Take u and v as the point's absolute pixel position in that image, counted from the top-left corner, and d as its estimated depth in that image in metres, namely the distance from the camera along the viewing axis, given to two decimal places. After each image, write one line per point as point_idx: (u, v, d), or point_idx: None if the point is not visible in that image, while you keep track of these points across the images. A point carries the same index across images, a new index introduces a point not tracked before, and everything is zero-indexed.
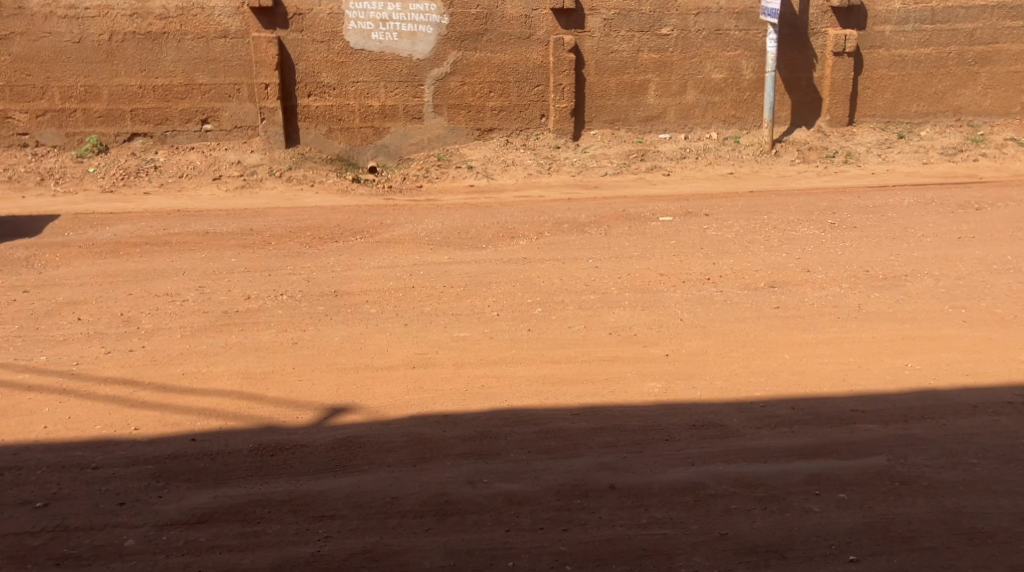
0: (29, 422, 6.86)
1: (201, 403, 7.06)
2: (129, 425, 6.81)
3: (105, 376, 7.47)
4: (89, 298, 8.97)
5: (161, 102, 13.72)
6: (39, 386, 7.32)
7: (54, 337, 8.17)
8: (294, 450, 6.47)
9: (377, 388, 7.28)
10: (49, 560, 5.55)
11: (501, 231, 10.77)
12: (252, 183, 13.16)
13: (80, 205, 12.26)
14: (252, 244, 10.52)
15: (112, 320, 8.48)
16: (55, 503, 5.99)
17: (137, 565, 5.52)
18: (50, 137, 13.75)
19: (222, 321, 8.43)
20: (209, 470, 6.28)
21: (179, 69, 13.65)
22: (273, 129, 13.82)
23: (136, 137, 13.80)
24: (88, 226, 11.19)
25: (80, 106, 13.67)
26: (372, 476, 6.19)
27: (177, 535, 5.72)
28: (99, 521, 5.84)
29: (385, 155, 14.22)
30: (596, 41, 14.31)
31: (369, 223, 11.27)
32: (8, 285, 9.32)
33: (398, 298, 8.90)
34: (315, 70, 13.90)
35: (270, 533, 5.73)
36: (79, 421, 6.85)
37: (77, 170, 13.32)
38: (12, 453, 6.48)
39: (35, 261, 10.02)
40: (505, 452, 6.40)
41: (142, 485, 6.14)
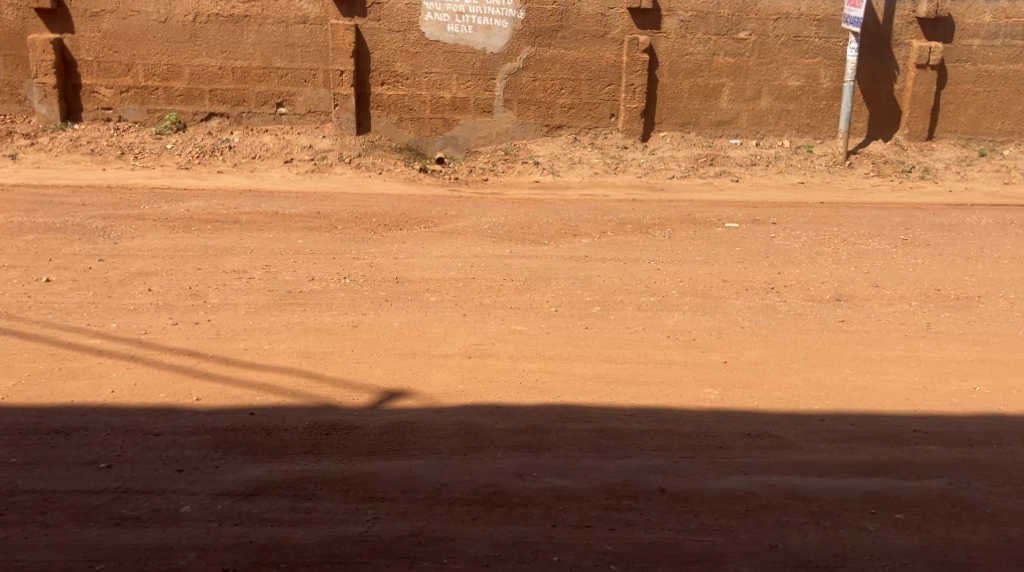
0: (98, 385, 6.96)
1: (262, 379, 7.11)
2: (192, 395, 6.87)
3: (172, 346, 7.55)
4: (160, 270, 9.07)
5: (239, 83, 13.88)
6: (109, 351, 7.43)
7: (124, 305, 8.28)
8: (348, 430, 6.49)
9: (433, 376, 7.30)
10: (110, 520, 5.62)
11: (563, 228, 10.72)
12: (321, 167, 13.24)
13: (157, 179, 12.45)
14: (319, 228, 10.58)
15: (181, 293, 8.57)
16: (117, 465, 6.05)
17: (190, 531, 5.56)
18: (131, 113, 13.98)
19: (286, 299, 8.50)
20: (266, 445, 6.31)
21: (258, 52, 13.78)
22: (345, 115, 13.89)
23: (213, 117, 13.98)
24: (163, 200, 11.34)
25: (162, 84, 13.87)
26: (422, 461, 6.19)
27: (231, 505, 5.75)
28: (158, 486, 5.89)
29: (453, 147, 14.25)
30: (671, 42, 14.17)
31: (433, 213, 11.33)
32: (82, 253, 9.47)
33: (457, 289, 8.95)
34: (391, 59, 13.94)
35: (321, 510, 5.75)
36: (144, 388, 6.93)
37: (155, 146, 13.52)
38: (78, 414, 6.57)
39: (111, 230, 10.17)
40: (556, 448, 6.37)
41: (200, 455, 6.18)
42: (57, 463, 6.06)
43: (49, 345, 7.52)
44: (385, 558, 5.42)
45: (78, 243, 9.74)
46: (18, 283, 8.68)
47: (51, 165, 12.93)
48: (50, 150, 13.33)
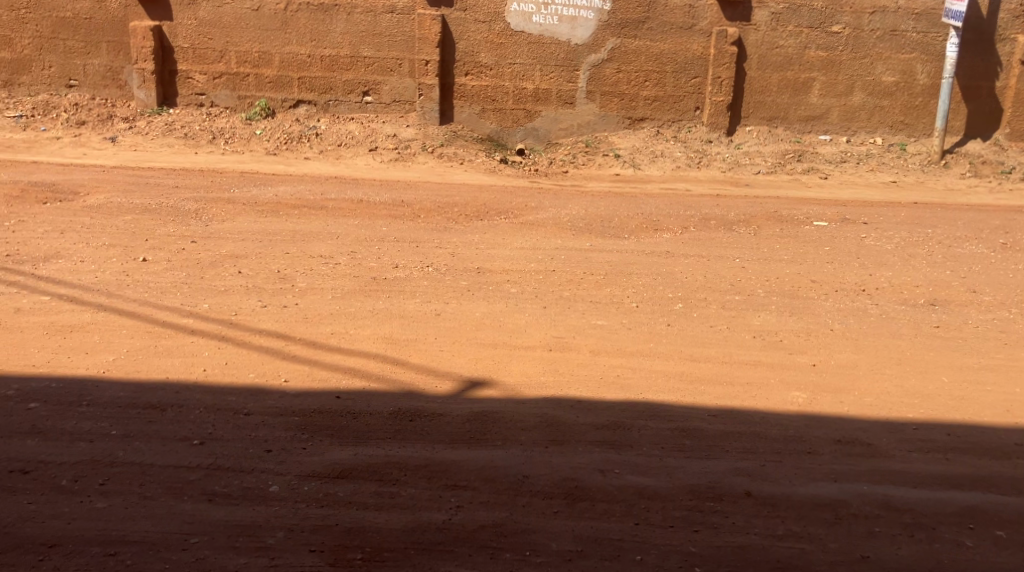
0: (192, 363, 7.03)
1: (348, 363, 7.14)
2: (280, 376, 6.91)
3: (262, 329, 7.59)
4: (250, 253, 9.13)
5: (327, 72, 13.93)
6: (201, 331, 7.49)
7: (216, 286, 8.34)
8: (433, 417, 6.47)
9: (515, 366, 7.28)
10: (203, 495, 5.69)
11: (645, 223, 10.57)
12: (405, 156, 13.22)
13: (247, 164, 12.57)
14: (401, 217, 10.67)
15: (269, 277, 8.60)
16: (210, 442, 6.11)
17: (279, 511, 5.60)
18: (223, 99, 14.13)
19: (372, 286, 8.55)
20: (351, 427, 6.33)
21: (346, 41, 13.82)
22: (428, 104, 13.86)
23: (301, 104, 14.07)
24: (253, 184, 11.46)
25: (253, 71, 13.98)
26: (506, 452, 6.16)
27: (318, 487, 5.78)
28: (247, 464, 5.94)
29: (534, 139, 14.15)
30: (761, 35, 13.94)
31: (513, 204, 11.30)
32: (176, 234, 9.57)
33: (538, 281, 8.92)
34: (475, 49, 13.88)
35: (405, 495, 5.75)
36: (235, 367, 6.99)
37: (246, 131, 13.60)
38: (172, 391, 6.64)
39: (203, 213, 10.23)
40: (639, 445, 6.27)
41: (289, 435, 6.22)
42: (152, 437, 6.14)
43: (146, 323, 7.59)
44: (468, 547, 5.41)
45: (173, 224, 9.84)
46: (116, 262, 8.80)
47: (146, 148, 13.11)
48: (146, 133, 13.52)
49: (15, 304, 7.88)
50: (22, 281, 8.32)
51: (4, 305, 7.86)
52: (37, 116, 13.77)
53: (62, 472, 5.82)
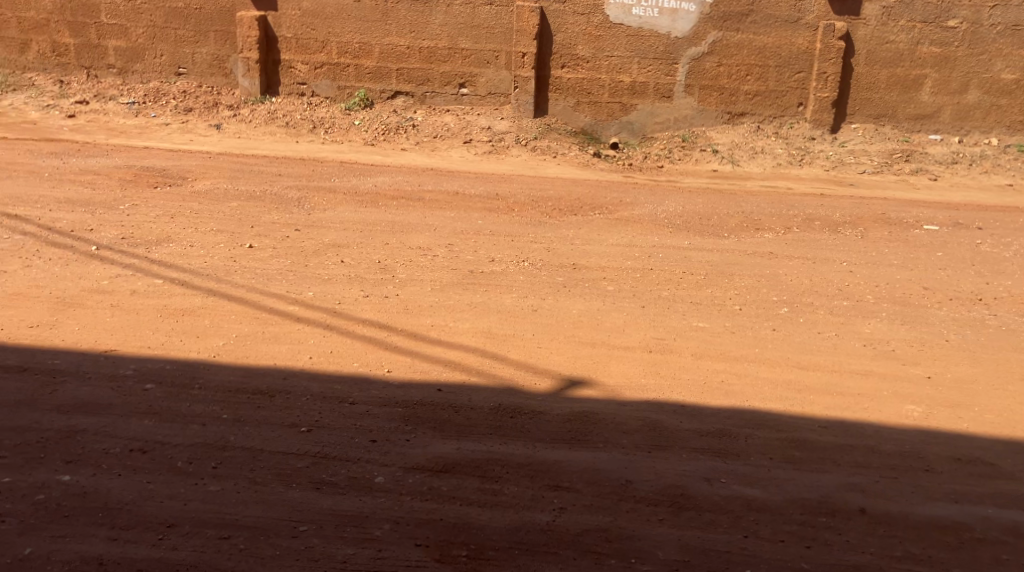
0: (298, 350, 7.44)
1: (447, 355, 7.48)
2: (383, 366, 7.28)
3: (364, 318, 8.01)
4: (351, 243, 9.56)
5: (424, 64, 13.94)
6: (306, 319, 7.93)
7: (320, 275, 8.79)
8: (533, 415, 6.73)
9: (615, 367, 7.37)
10: (310, 483, 6.00)
11: (745, 222, 10.30)
12: (499, 149, 13.16)
13: (345, 154, 12.72)
14: (496, 210, 10.71)
15: (370, 267, 9.04)
16: (317, 430, 6.46)
17: (385, 502, 5.89)
18: (323, 89, 14.27)
19: (469, 279, 8.85)
20: (453, 422, 6.63)
21: (445, 33, 13.79)
22: (524, 97, 13.78)
23: (399, 96, 14.13)
24: (352, 174, 11.76)
25: (353, 62, 14.07)
26: (607, 455, 6.35)
27: (422, 480, 6.08)
28: (354, 454, 6.26)
29: (628, 132, 13.90)
30: (871, 29, 13.48)
31: (609, 200, 11.12)
32: (280, 222, 10.03)
33: (636, 280, 8.85)
34: (572, 42, 13.71)
35: (507, 493, 6.02)
36: (340, 356, 7.39)
37: (344, 122, 13.74)
38: (281, 377, 7.03)
39: (306, 202, 10.68)
40: (746, 455, 6.33)
41: (392, 426, 6.55)
42: (262, 423, 6.50)
43: (253, 308, 8.06)
44: (572, 550, 5.62)
45: (276, 212, 10.29)
46: (224, 248, 9.28)
47: (250, 136, 13.39)
48: (250, 121, 13.79)
49: (130, 286, 8.37)
50: (138, 262, 8.84)
51: (118, 288, 8.33)
52: (149, 102, 14.16)
53: (178, 453, 6.17)
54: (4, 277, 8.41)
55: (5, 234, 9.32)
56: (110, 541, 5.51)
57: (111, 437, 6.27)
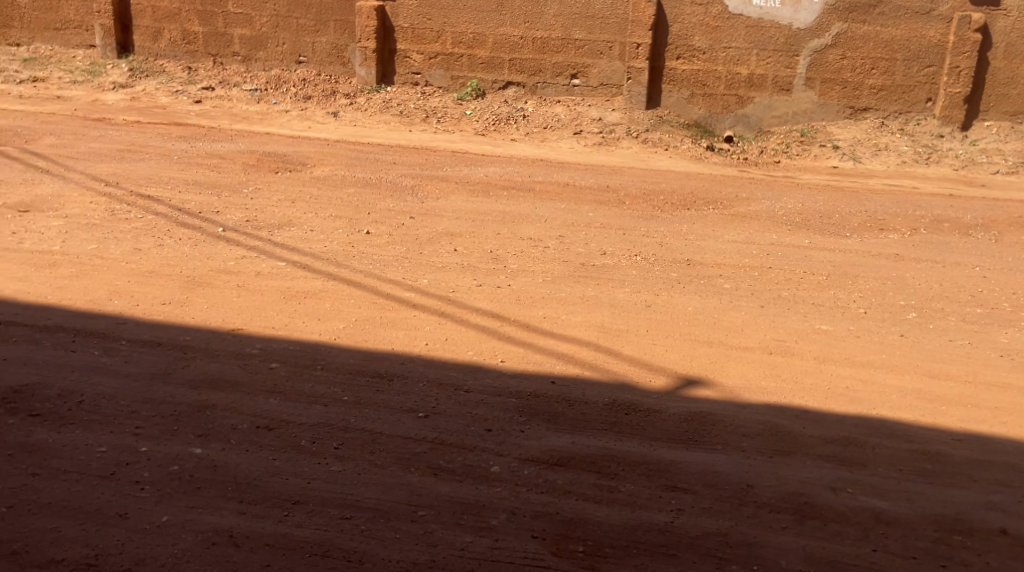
0: (413, 336, 7.40)
1: (561, 347, 7.31)
2: (497, 356, 7.17)
3: (476, 307, 7.89)
4: (464, 232, 9.46)
5: (537, 54, 13.83)
6: (421, 305, 7.87)
7: (433, 263, 8.71)
8: (649, 412, 6.54)
9: (732, 368, 7.12)
10: (428, 469, 5.98)
11: (868, 221, 9.94)
12: (609, 141, 12.94)
13: (457, 143, 12.62)
14: (607, 202, 10.50)
15: (482, 257, 8.90)
16: (433, 416, 6.43)
17: (500, 492, 5.82)
18: (436, 79, 14.30)
19: (581, 272, 8.64)
20: (566, 415, 6.49)
21: (559, 23, 13.65)
22: (637, 88, 13.52)
23: (510, 86, 14.06)
24: (463, 164, 11.65)
25: (467, 52, 14.07)
26: (727, 457, 6.14)
27: (537, 472, 5.98)
28: (470, 442, 6.21)
29: (744, 125, 13.56)
30: (1011, 21, 12.87)
31: (724, 194, 10.83)
32: (394, 209, 9.98)
33: (754, 278, 8.58)
34: (689, 33, 13.42)
35: (623, 491, 5.86)
36: (454, 343, 7.31)
37: (456, 111, 13.75)
38: (397, 361, 7.03)
39: (419, 190, 10.61)
40: (873, 465, 6.08)
41: (506, 417, 6.46)
42: (381, 406, 6.50)
43: (370, 293, 8.05)
44: (692, 553, 5.44)
45: (390, 200, 10.25)
46: (342, 233, 9.28)
47: (365, 124, 13.37)
48: (365, 109, 13.84)
49: (256, 268, 8.47)
50: (260, 246, 8.92)
51: (244, 269, 8.44)
52: (270, 89, 14.29)
53: (302, 432, 6.23)
54: (139, 255, 8.62)
55: (138, 214, 9.53)
56: (240, 515, 5.57)
57: (238, 413, 6.37)
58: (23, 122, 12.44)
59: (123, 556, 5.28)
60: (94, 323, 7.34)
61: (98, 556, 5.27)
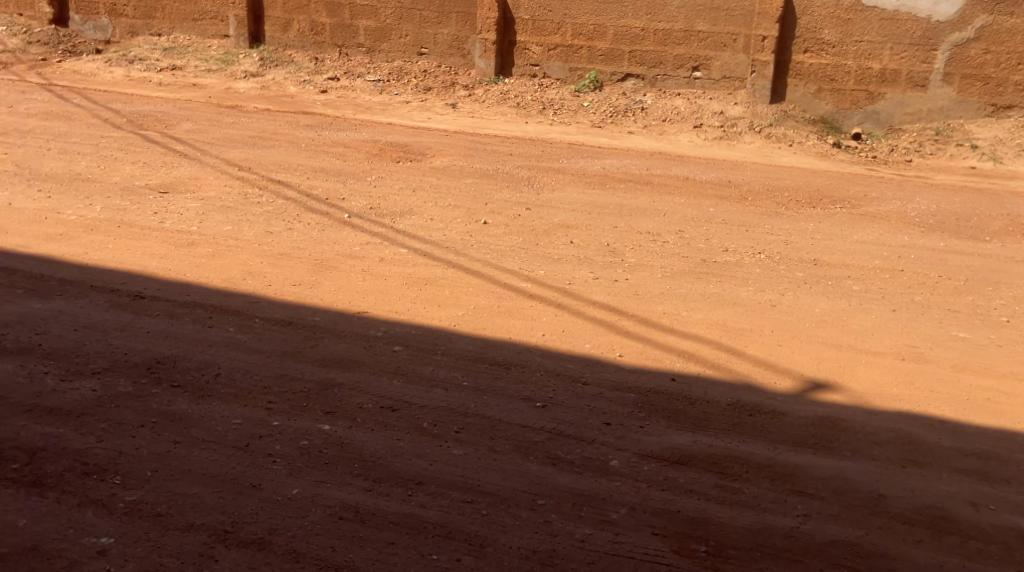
0: (531, 326, 7.28)
1: (681, 344, 7.12)
2: (615, 350, 7.01)
3: (594, 300, 7.74)
4: (581, 224, 9.31)
5: (659, 46, 13.61)
6: (538, 296, 7.75)
7: (550, 254, 8.58)
8: (774, 415, 6.31)
9: (862, 373, 6.85)
10: (547, 458, 5.86)
11: (1007, 226, 9.55)
12: (731, 135, 12.66)
13: (573, 135, 12.47)
14: (728, 198, 10.23)
15: (600, 250, 8.74)
16: (551, 407, 6.31)
17: (619, 487, 5.66)
18: (555, 70, 14.21)
19: (700, 268, 8.41)
20: (688, 413, 6.31)
21: (682, 15, 13.40)
22: (761, 82, 13.20)
23: (629, 78, 13.88)
24: (581, 156, 11.48)
25: (586, 44, 13.94)
26: (857, 464, 5.88)
27: (658, 469, 5.81)
28: (589, 435, 6.07)
29: (873, 122, 13.08)
30: None
31: (852, 193, 10.50)
32: (512, 200, 9.87)
33: (886, 280, 8.27)
34: (818, 25, 13.01)
35: (747, 493, 5.65)
36: (572, 336, 7.17)
37: (574, 103, 13.60)
38: (516, 350, 6.93)
39: (535, 181, 10.49)
40: (1016, 482, 5.77)
41: (626, 411, 6.30)
42: (500, 394, 6.42)
43: (488, 282, 7.96)
44: (820, 562, 5.22)
45: (508, 190, 10.15)
46: (460, 222, 9.21)
47: (483, 115, 13.28)
48: (484, 100, 13.78)
49: (379, 253, 8.46)
50: (382, 232, 8.90)
51: (368, 254, 8.44)
52: (392, 80, 14.37)
53: (424, 414, 6.19)
54: (271, 237, 8.69)
55: (269, 198, 9.62)
56: (365, 492, 5.54)
57: (364, 392, 6.38)
58: (160, 109, 12.75)
59: (257, 525, 5.29)
60: (229, 302, 7.44)
61: (233, 523, 5.30)
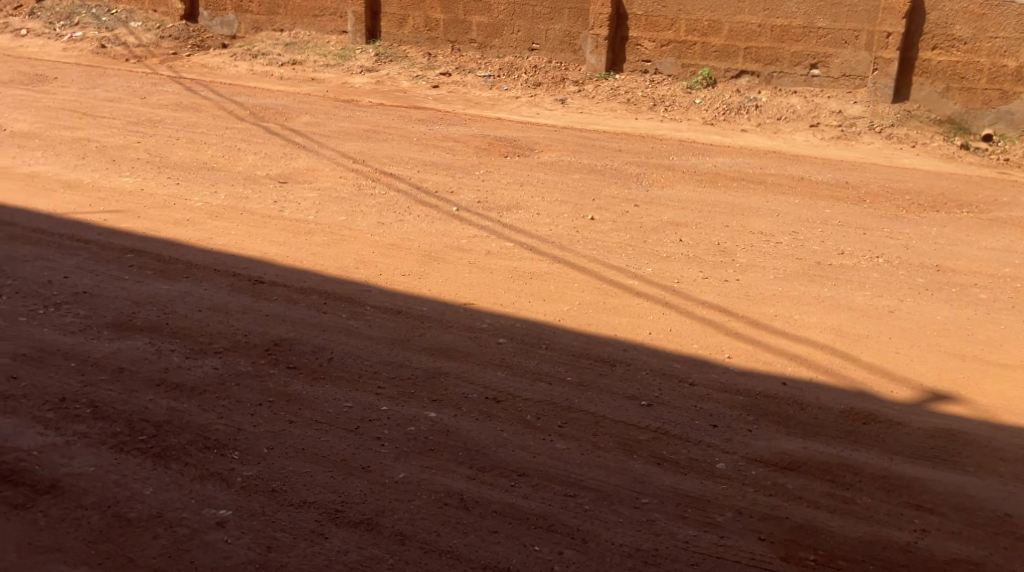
0: (638, 325, 7.17)
1: (793, 348, 6.93)
2: (723, 352, 6.86)
3: (703, 300, 7.58)
4: (691, 223, 9.15)
5: (775, 42, 13.33)
6: (646, 294, 7.62)
7: (659, 252, 8.44)
8: (890, 425, 6.11)
9: (988, 385, 6.60)
10: (651, 457, 5.75)
11: None
12: (849, 135, 12.35)
13: (684, 132, 12.30)
14: (846, 199, 9.97)
15: (709, 249, 8.58)
16: (657, 406, 6.19)
17: (725, 490, 5.53)
18: (667, 67, 14.05)
19: (813, 271, 8.20)
20: (799, 419, 6.13)
21: (801, 11, 13.09)
22: (883, 81, 12.77)
23: (743, 75, 13.61)
24: (692, 154, 11.30)
25: (701, 40, 13.75)
26: (978, 481, 5.66)
27: (766, 474, 5.65)
28: (694, 435, 5.94)
29: (1007, 123, 12.37)
30: None
31: (980, 198, 10.16)
32: (620, 197, 9.75)
33: (1015, 290, 7.97)
34: (950, 20, 12.45)
35: (859, 504, 5.47)
36: (680, 335, 7.04)
37: (686, 100, 13.40)
38: (623, 348, 6.83)
39: (644, 178, 10.34)
40: None
41: (734, 414, 6.15)
42: (605, 391, 6.32)
43: (595, 279, 7.86)
44: None
45: (615, 186, 10.04)
46: (567, 218, 9.12)
47: (592, 111, 13.17)
48: (593, 96, 13.67)
49: (486, 247, 8.43)
50: (490, 226, 8.87)
51: (476, 247, 8.41)
52: (502, 76, 14.36)
53: (528, 407, 6.13)
54: (382, 229, 8.72)
55: (382, 190, 9.67)
56: (470, 480, 5.51)
57: (469, 382, 6.36)
58: (278, 101, 12.94)
59: (365, 505, 5.29)
60: (343, 290, 7.48)
61: (343, 503, 5.31)
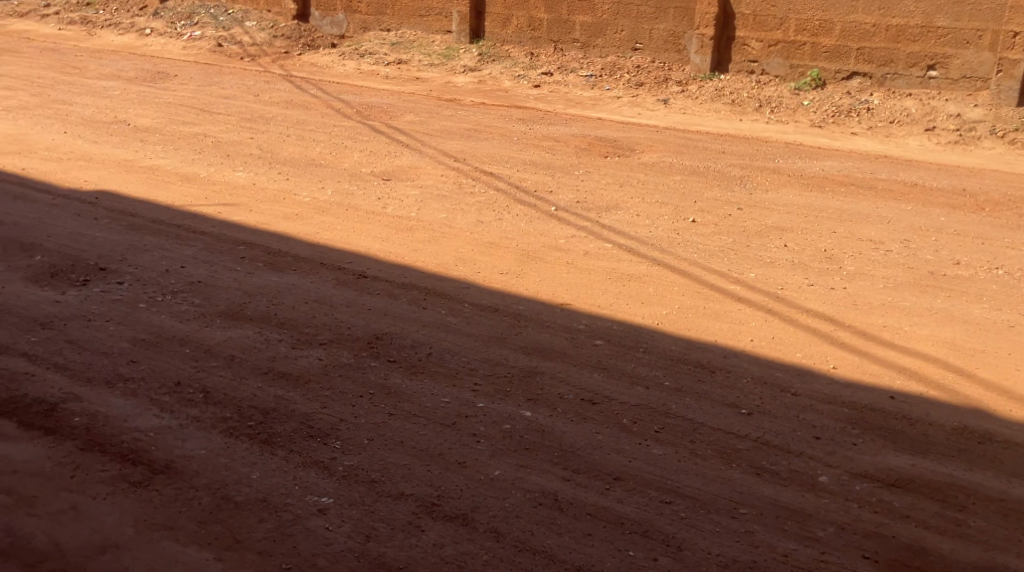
0: (739, 331, 6.87)
1: (903, 361, 6.56)
2: (827, 362, 6.52)
3: (808, 308, 7.25)
4: (796, 228, 8.79)
5: (890, 43, 12.82)
6: (748, 301, 7.31)
7: (762, 257, 8.11)
8: (1006, 445, 5.72)
9: None
10: (750, 467, 5.46)
11: None
12: (968, 140, 11.79)
13: (790, 135, 11.91)
14: (963, 207, 9.50)
15: (815, 255, 8.23)
16: (757, 415, 5.90)
17: (828, 504, 5.23)
18: (774, 67, 13.64)
19: (926, 281, 7.80)
20: (907, 435, 5.78)
21: (919, 10, 12.57)
22: (1008, 82, 12.05)
23: (855, 77, 13.15)
24: (800, 157, 10.92)
25: (811, 40, 13.32)
26: None
27: (870, 490, 5.33)
28: (795, 447, 5.64)
29: None
30: None
31: None
32: (723, 199, 9.44)
33: None
34: None
35: (971, 526, 5.11)
36: (782, 344, 6.72)
37: (793, 102, 12.99)
38: (722, 354, 6.54)
39: (748, 181, 10.00)
40: None
41: (837, 427, 5.82)
42: (703, 397, 6.05)
43: (696, 283, 7.58)
44: None
45: (718, 188, 9.73)
46: (668, 220, 8.85)
47: (695, 112, 12.85)
48: (696, 97, 13.33)
49: (584, 247, 8.20)
50: (589, 226, 8.64)
51: (574, 248, 8.19)
52: (605, 76, 14.11)
53: (624, 411, 5.88)
54: (482, 227, 8.55)
55: (481, 188, 9.50)
56: (564, 481, 5.30)
57: (565, 383, 6.13)
58: (383, 100, 12.88)
59: (461, 501, 5.14)
60: (440, 286, 7.32)
61: (439, 497, 5.17)
